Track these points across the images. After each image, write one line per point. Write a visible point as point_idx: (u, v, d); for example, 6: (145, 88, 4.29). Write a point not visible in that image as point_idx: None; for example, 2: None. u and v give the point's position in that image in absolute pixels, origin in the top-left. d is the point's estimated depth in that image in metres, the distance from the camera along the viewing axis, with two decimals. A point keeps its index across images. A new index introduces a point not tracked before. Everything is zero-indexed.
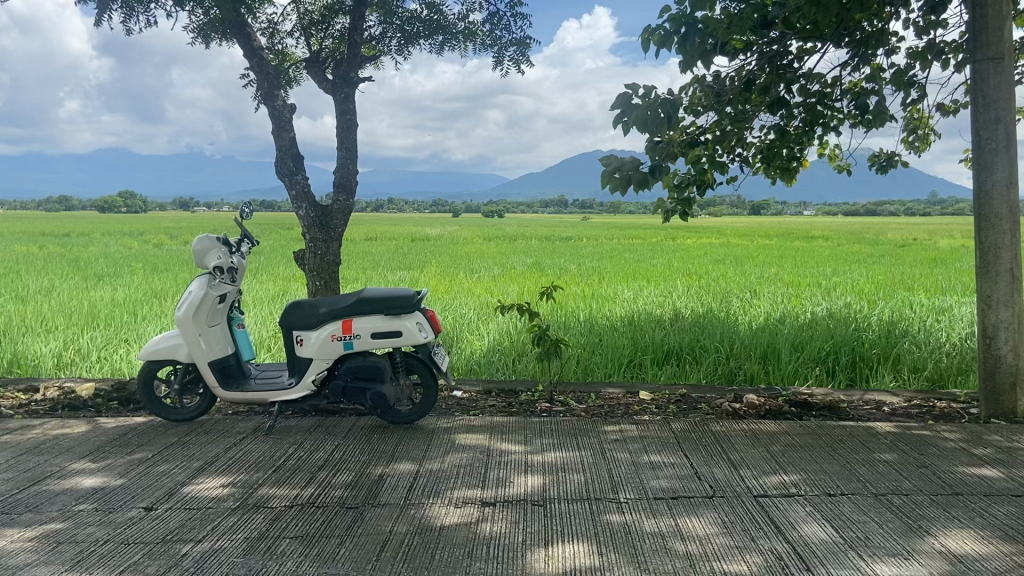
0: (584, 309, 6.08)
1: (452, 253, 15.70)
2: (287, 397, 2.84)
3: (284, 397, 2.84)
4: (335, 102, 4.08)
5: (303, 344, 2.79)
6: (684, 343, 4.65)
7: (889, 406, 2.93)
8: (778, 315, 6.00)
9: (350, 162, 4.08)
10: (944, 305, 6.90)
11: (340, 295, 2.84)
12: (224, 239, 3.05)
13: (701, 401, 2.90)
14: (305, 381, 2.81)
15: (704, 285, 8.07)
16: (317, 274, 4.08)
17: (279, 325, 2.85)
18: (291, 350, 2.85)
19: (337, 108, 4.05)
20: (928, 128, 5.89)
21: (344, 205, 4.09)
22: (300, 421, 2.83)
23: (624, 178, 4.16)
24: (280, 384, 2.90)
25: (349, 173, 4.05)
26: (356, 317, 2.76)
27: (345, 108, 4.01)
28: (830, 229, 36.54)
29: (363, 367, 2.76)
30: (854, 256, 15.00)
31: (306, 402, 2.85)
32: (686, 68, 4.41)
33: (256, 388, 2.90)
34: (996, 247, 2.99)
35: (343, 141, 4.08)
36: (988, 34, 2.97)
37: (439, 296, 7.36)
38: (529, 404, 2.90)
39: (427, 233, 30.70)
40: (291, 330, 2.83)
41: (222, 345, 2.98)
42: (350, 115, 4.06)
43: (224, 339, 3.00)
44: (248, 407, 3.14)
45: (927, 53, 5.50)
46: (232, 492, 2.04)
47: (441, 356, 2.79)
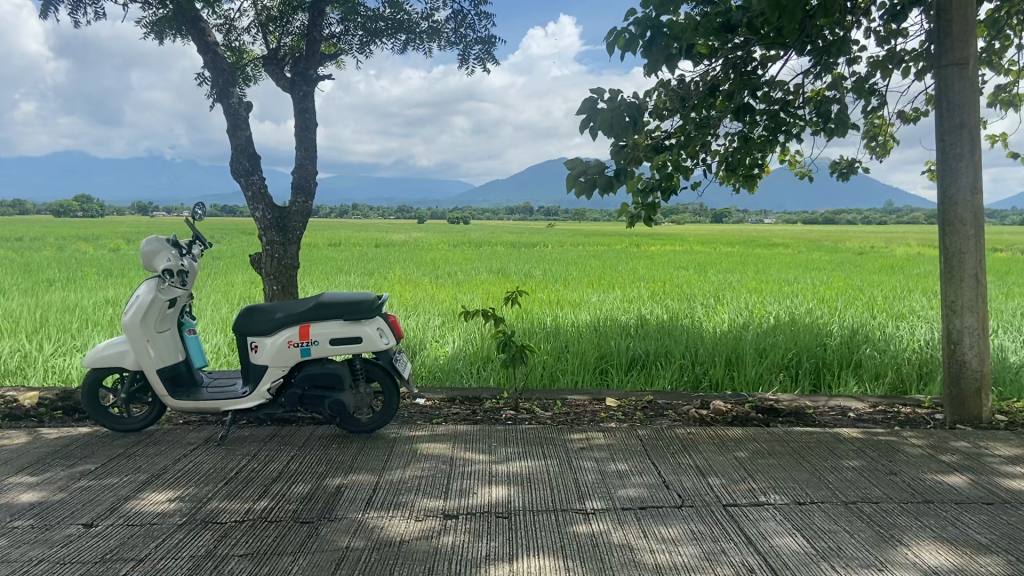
0: (548, 315, 6.03)
1: (416, 259, 15.61)
2: (241, 407, 2.74)
3: (238, 406, 2.74)
4: (294, 101, 3.98)
5: (258, 351, 2.70)
6: (650, 351, 4.62)
7: (854, 412, 2.91)
8: (743, 321, 6.01)
9: (309, 163, 3.98)
10: (903, 312, 6.99)
11: (297, 300, 2.75)
12: (174, 241, 2.94)
13: (667, 407, 2.85)
14: (259, 389, 2.71)
15: (668, 292, 8.08)
16: (274, 278, 3.98)
17: (233, 331, 2.75)
18: (245, 357, 2.75)
19: (296, 107, 3.96)
20: (887, 136, 5.96)
21: (303, 207, 3.99)
22: (255, 431, 2.72)
23: (589, 182, 4.13)
24: (234, 393, 2.79)
25: (307, 174, 3.95)
26: (314, 323, 2.67)
27: (304, 107, 3.91)
28: (790, 238, 37.09)
29: (321, 375, 2.67)
30: (814, 264, 15.20)
31: (260, 411, 2.76)
32: (651, 72, 4.41)
33: (208, 398, 2.80)
34: (960, 253, 2.98)
35: (301, 141, 3.98)
36: (954, 40, 2.95)
37: (402, 302, 7.26)
38: (493, 412, 2.83)
39: (390, 239, 30.48)
40: (246, 336, 2.73)
41: (171, 352, 2.87)
42: (309, 113, 3.97)
43: (173, 346, 2.89)
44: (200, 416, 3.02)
45: (887, 62, 5.56)
46: (180, 507, 1.94)
47: (402, 362, 2.71)
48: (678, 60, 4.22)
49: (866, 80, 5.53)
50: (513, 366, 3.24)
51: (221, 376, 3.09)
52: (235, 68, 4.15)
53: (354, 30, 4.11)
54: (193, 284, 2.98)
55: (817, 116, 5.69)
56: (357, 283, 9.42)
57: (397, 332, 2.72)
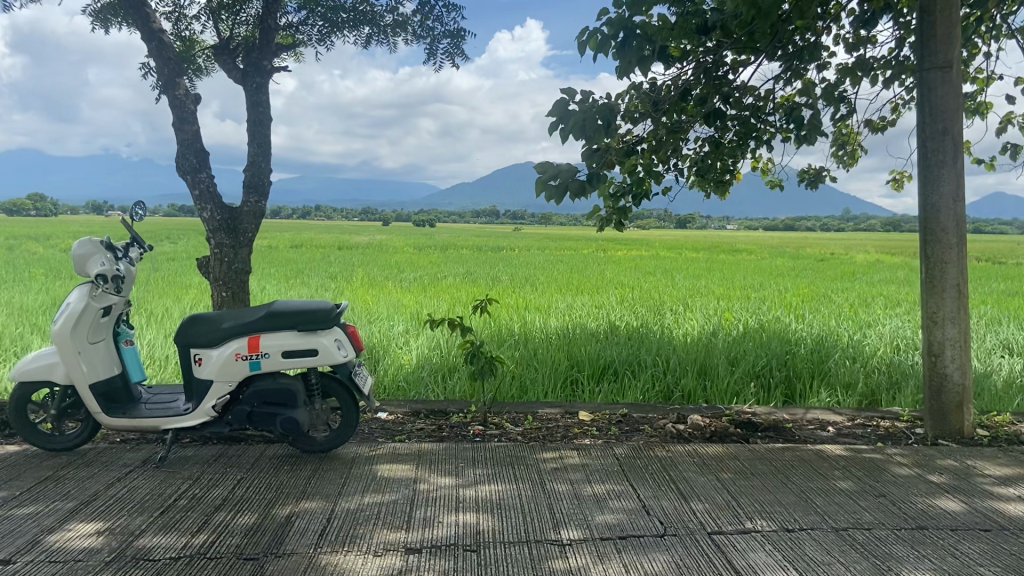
0: (516, 322, 5.88)
1: (380, 262, 15.36)
2: (183, 425, 2.55)
3: (179, 425, 2.55)
4: (247, 93, 3.79)
5: (203, 364, 2.52)
6: (621, 359, 4.50)
7: (835, 426, 2.81)
8: (713, 329, 5.92)
9: (262, 160, 3.80)
10: (870, 320, 6.98)
11: (246, 309, 2.58)
12: (110, 244, 2.75)
13: (642, 422, 2.73)
14: (203, 407, 2.53)
15: (636, 298, 7.99)
16: (224, 284, 3.79)
17: (177, 342, 2.56)
18: (188, 371, 2.56)
19: (249, 99, 3.77)
20: (856, 144, 5.93)
21: (256, 207, 3.82)
22: (199, 451, 2.54)
23: (560, 187, 4.00)
24: (175, 410, 2.61)
25: (260, 173, 3.77)
26: (265, 334, 2.50)
27: (257, 100, 3.73)
28: (751, 245, 37.52)
29: (272, 391, 2.50)
30: (778, 270, 15.28)
31: (205, 430, 2.57)
32: (624, 75, 4.30)
33: (147, 415, 2.60)
34: (943, 261, 2.94)
35: (255, 136, 3.79)
36: (937, 41, 2.92)
37: (364, 307, 7.06)
38: (460, 427, 2.67)
39: (353, 241, 30.11)
40: (190, 348, 2.55)
41: (105, 365, 2.68)
42: (262, 107, 3.78)
43: (107, 358, 2.70)
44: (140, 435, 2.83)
45: (856, 68, 5.52)
46: (110, 541, 1.76)
47: (362, 376, 2.55)
48: (651, 63, 4.11)
49: (837, 87, 5.50)
50: (482, 379, 3.09)
51: (160, 392, 2.90)
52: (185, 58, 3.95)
53: (313, 20, 3.94)
54: (131, 290, 2.79)
55: (787, 122, 5.64)
56: (318, 287, 9.18)
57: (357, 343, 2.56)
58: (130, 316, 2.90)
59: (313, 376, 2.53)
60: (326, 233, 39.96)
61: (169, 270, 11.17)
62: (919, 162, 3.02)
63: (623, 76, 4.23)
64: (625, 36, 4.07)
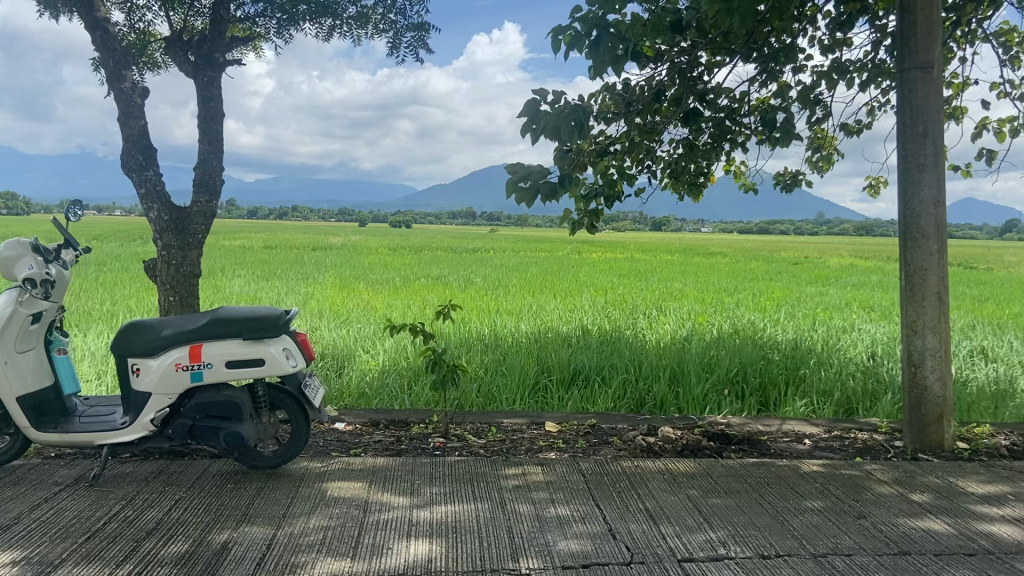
0: (486, 325, 5.77)
1: (354, 263, 15.18)
2: (120, 439, 2.43)
3: (116, 439, 2.43)
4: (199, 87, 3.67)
5: (141, 374, 2.39)
6: (592, 365, 4.41)
7: (810, 438, 2.73)
8: (687, 333, 5.85)
9: (213, 157, 3.68)
10: (844, 324, 6.95)
11: (188, 316, 2.45)
12: (38, 246, 2.60)
13: (611, 434, 2.63)
14: (141, 420, 2.41)
15: (610, 301, 7.91)
16: (172, 287, 3.67)
17: (112, 351, 2.43)
18: (126, 381, 2.43)
19: (200, 93, 3.64)
20: (831, 148, 5.88)
21: (206, 207, 3.72)
22: (138, 467, 2.42)
23: (531, 189, 3.89)
24: (112, 424, 2.48)
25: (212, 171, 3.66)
26: (208, 343, 2.38)
27: (208, 94, 3.60)
28: (727, 248, 37.70)
29: (216, 403, 2.39)
30: (754, 273, 15.29)
31: (143, 445, 2.45)
32: (597, 75, 4.20)
33: (81, 428, 2.48)
34: (923, 268, 2.87)
35: (206, 132, 3.66)
36: (918, 42, 2.86)
37: (332, 309, 6.90)
38: (420, 439, 2.55)
39: (328, 241, 29.81)
40: (127, 357, 2.42)
41: (34, 376, 2.57)
42: (214, 101, 3.65)
43: (37, 369, 2.58)
44: (76, 449, 2.71)
45: (833, 71, 5.48)
46: (25, 572, 1.63)
47: (312, 388, 2.45)
48: (625, 63, 4.01)
49: (813, 90, 5.46)
50: (443, 389, 2.94)
51: (96, 404, 2.78)
52: (136, 50, 3.81)
53: (271, 11, 3.79)
54: (63, 295, 2.67)
55: (763, 125, 5.58)
56: (288, 288, 9.00)
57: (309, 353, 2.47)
58: (64, 322, 2.78)
59: (261, 388, 2.42)
60: (301, 234, 39.58)
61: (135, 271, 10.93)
62: (899, 165, 2.95)
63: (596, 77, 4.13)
64: (599, 34, 3.96)
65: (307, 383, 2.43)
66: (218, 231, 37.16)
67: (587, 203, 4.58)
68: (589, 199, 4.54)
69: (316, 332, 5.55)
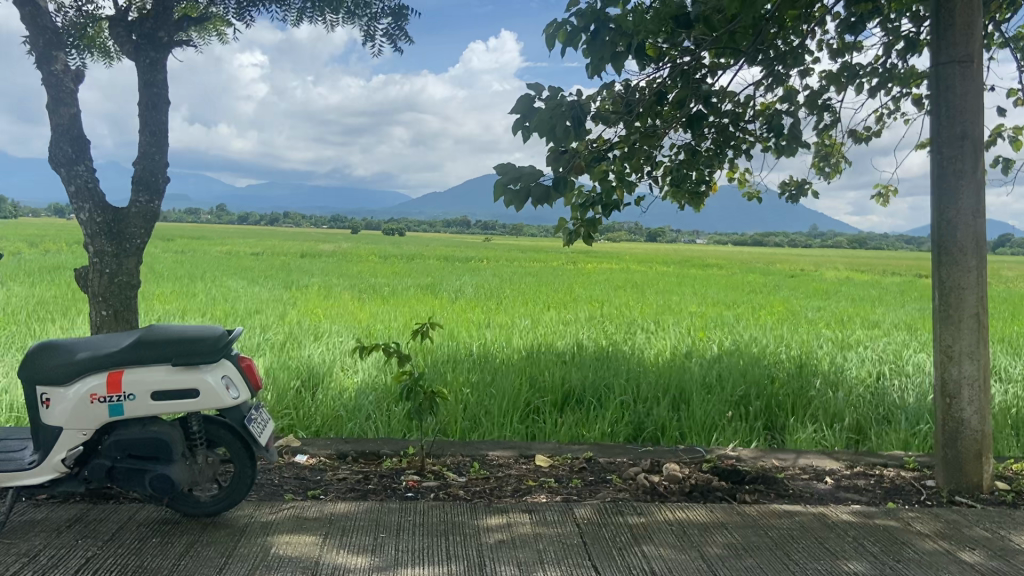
0: (474, 340, 5.48)
1: (344, 271, 14.87)
2: (27, 483, 2.15)
3: (21, 482, 2.15)
4: (139, 70, 3.46)
5: (52, 406, 2.15)
6: (588, 384, 4.15)
7: (830, 476, 2.43)
8: (687, 350, 5.57)
9: (154, 151, 3.45)
10: (851, 341, 6.67)
11: (107, 338, 2.22)
12: None
13: (609, 470, 2.36)
14: (51, 460, 2.15)
15: (606, 313, 7.66)
16: (105, 300, 3.44)
17: (19, 377, 2.18)
18: (35, 414, 2.18)
19: (143, 76, 3.41)
20: (839, 156, 5.62)
21: (146, 207, 3.49)
22: (53, 514, 2.17)
23: (521, 193, 3.59)
24: (18, 462, 2.20)
25: (153, 168, 3.44)
26: (130, 369, 2.14)
27: (150, 77, 3.37)
28: (724, 259, 37.50)
29: (142, 442, 2.15)
30: (752, 285, 15.02)
31: (57, 488, 2.20)
32: (595, 74, 3.95)
33: None
34: (959, 287, 2.64)
35: (148, 122, 3.41)
36: (955, 33, 2.62)
37: (313, 320, 6.59)
38: (391, 476, 2.32)
39: (320, 248, 29.48)
40: (36, 385, 2.17)
41: None
42: (157, 86, 3.41)
43: None
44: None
45: (841, 75, 5.21)
46: None
47: (258, 423, 2.23)
48: (626, 60, 3.77)
49: (820, 95, 5.21)
50: (419, 419, 2.64)
51: (7, 438, 2.45)
52: (74, 32, 3.60)
53: None
54: None
55: (768, 132, 5.32)
56: (273, 296, 8.72)
57: (252, 381, 2.26)
58: None
59: (197, 424, 2.19)
60: (292, 240, 39.25)
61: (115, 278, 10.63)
62: (934, 170, 2.71)
63: (594, 75, 3.88)
64: (597, 28, 3.71)
65: (250, 417, 2.22)
66: (209, 238, 36.76)
67: (583, 211, 4.29)
68: (585, 207, 4.26)
69: (295, 344, 5.25)
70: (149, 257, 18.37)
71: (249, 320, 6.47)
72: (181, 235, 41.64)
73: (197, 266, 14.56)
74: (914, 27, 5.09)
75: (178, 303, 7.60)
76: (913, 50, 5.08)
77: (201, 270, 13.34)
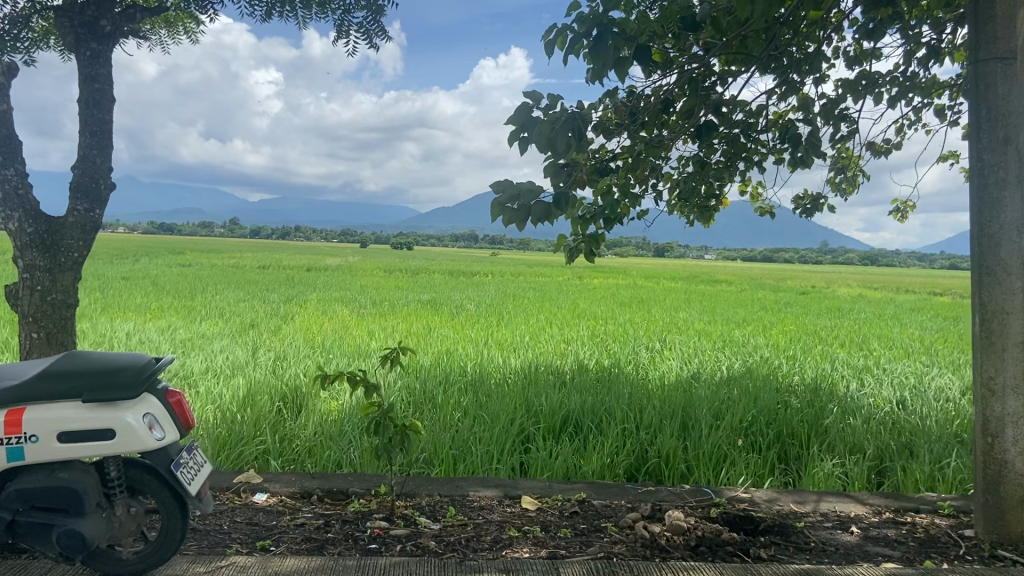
0: (470, 359, 5.24)
1: (346, 285, 14.65)
2: None
3: None
4: (80, 65, 3.23)
5: None
6: (587, 409, 3.89)
7: (856, 525, 2.23)
8: (693, 371, 5.32)
9: (95, 155, 3.24)
10: (867, 364, 6.40)
11: (15, 370, 2.02)
12: None
13: (604, 519, 2.21)
14: None
15: (610, 332, 7.42)
16: (36, 321, 3.21)
17: None
18: None
19: (82, 70, 3.21)
20: (856, 169, 5.38)
21: (85, 216, 3.26)
22: None
23: (520, 212, 3.35)
24: None
25: (92, 172, 3.22)
26: (37, 406, 1.94)
27: (91, 71, 3.18)
28: (734, 276, 37.16)
29: (49, 491, 1.96)
30: (762, 303, 14.73)
31: None
32: (596, 80, 3.70)
33: None
34: (1003, 312, 2.39)
35: (89, 124, 3.20)
36: (996, 26, 2.39)
37: (305, 335, 6.36)
38: (357, 521, 2.22)
39: (326, 262, 29.30)
40: None
41: None
42: (98, 80, 3.21)
43: None
44: None
45: (859, 82, 5.03)
46: None
47: (188, 470, 2.03)
48: (629, 68, 3.53)
49: (837, 104, 5.00)
50: (388, 458, 2.32)
51: None
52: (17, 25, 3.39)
53: None
54: None
55: (783, 143, 5.10)
56: (269, 311, 8.51)
57: (181, 421, 2.08)
58: None
59: (115, 471, 2.01)
60: (299, 254, 39.14)
61: (109, 292, 10.45)
62: (975, 180, 2.46)
63: (596, 83, 3.64)
64: (599, 33, 3.45)
65: (178, 462, 2.02)
66: (217, 252, 36.64)
67: (583, 226, 4.06)
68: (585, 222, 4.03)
69: (281, 361, 5.02)
70: (152, 270, 18.21)
71: (239, 335, 6.24)
72: (189, 248, 41.59)
73: (198, 280, 14.38)
74: (934, 34, 4.90)
75: (167, 317, 7.37)
76: (934, 58, 4.90)
77: (201, 283, 13.13)
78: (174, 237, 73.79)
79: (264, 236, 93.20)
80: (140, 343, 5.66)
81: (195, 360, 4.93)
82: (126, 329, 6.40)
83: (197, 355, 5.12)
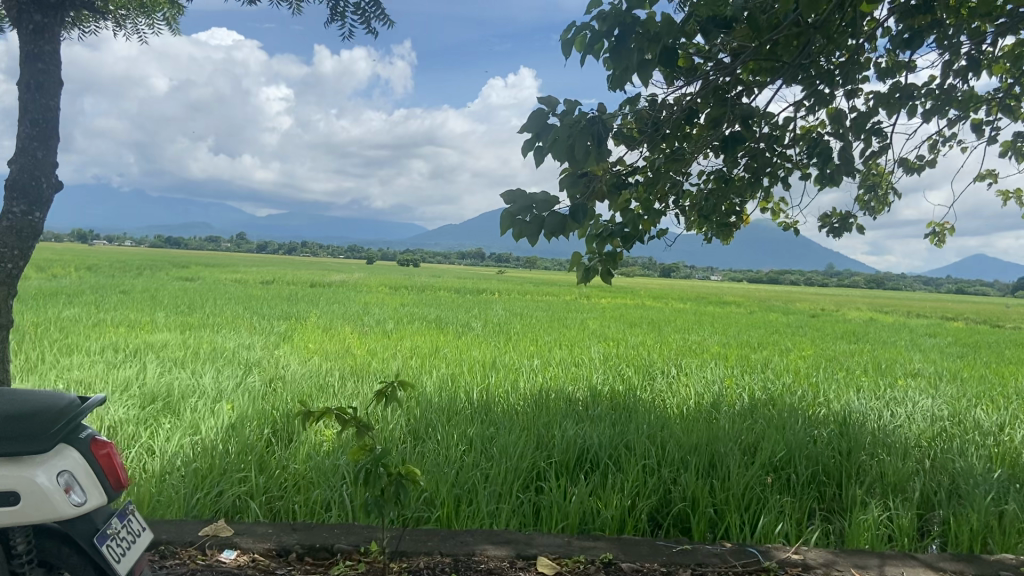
0: (474, 384, 4.90)
1: (348, 302, 14.34)
2: None
3: None
4: (22, 41, 2.58)
5: None
6: (605, 445, 3.56)
7: None
8: (714, 399, 4.97)
9: (39, 150, 2.55)
10: (895, 393, 6.03)
11: None
12: None
13: None
14: None
15: (621, 354, 7.09)
16: None
17: None
18: None
19: (26, 48, 2.56)
20: (887, 187, 5.06)
21: (24, 225, 2.55)
22: None
23: (534, 223, 3.06)
24: None
25: (33, 167, 2.48)
26: None
27: (35, 49, 2.52)
28: (741, 297, 36.81)
29: None
30: (772, 325, 14.37)
31: None
32: (616, 86, 3.42)
33: None
34: None
35: (31, 113, 2.53)
36: None
37: (300, 355, 6.02)
38: None
39: (329, 278, 29.02)
40: None
41: None
42: (44, 61, 2.55)
43: None
44: None
45: (893, 95, 4.72)
46: None
47: (118, 543, 1.67)
48: (653, 72, 3.23)
49: (870, 118, 4.68)
50: (379, 517, 1.78)
51: None
52: None
53: None
54: None
55: (810, 157, 4.81)
56: (265, 328, 8.18)
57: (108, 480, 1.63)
58: None
59: (22, 542, 1.56)
60: (303, 269, 38.90)
61: (101, 306, 10.12)
62: None
63: (616, 88, 3.35)
64: (621, 33, 3.15)
65: (104, 533, 1.64)
66: (221, 266, 36.42)
67: (599, 243, 3.75)
68: (600, 240, 3.72)
69: (272, 384, 4.69)
70: (152, 283, 17.93)
71: (230, 354, 5.91)
72: (194, 263, 41.40)
73: (197, 294, 14.08)
74: (976, 44, 4.58)
75: (157, 333, 7.04)
76: (974, 70, 4.56)
77: (201, 298, 12.82)
78: (180, 251, 73.79)
79: (270, 251, 93.21)
80: (124, 361, 5.32)
81: (178, 380, 4.60)
82: (111, 345, 6.06)
83: (182, 375, 4.79)
